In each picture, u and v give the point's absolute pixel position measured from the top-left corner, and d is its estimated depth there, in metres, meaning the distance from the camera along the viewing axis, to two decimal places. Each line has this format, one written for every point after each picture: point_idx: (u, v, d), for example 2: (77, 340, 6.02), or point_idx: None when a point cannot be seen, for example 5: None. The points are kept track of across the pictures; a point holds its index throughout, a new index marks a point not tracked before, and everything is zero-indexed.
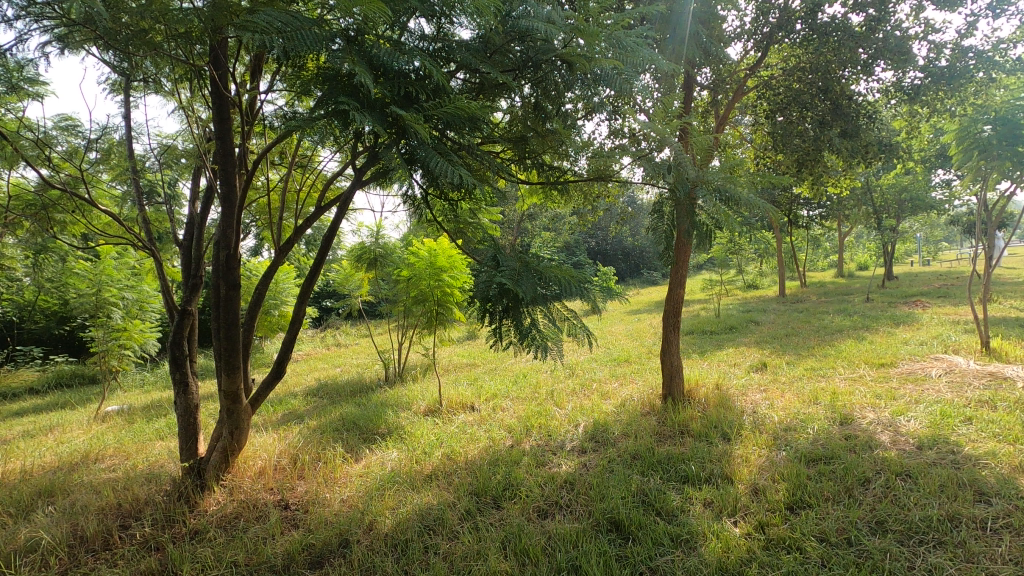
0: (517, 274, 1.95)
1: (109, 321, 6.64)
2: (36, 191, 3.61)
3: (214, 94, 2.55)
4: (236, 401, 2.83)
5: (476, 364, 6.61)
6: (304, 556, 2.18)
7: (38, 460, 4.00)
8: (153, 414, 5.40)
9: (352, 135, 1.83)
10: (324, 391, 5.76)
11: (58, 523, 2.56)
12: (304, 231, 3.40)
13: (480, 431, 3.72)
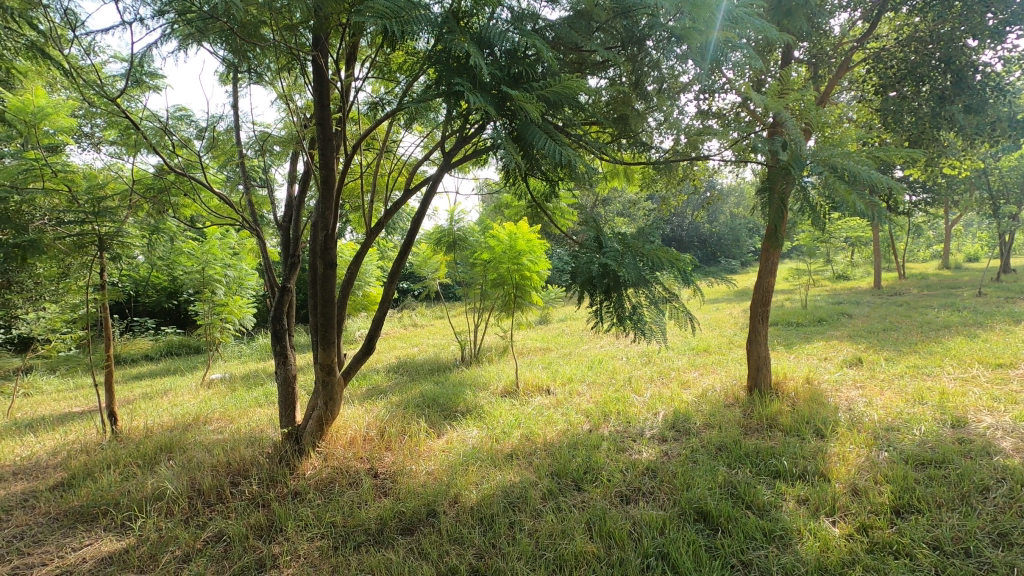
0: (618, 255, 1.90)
1: (213, 297, 7.23)
2: (155, 176, 3.97)
3: (316, 80, 2.68)
4: (331, 373, 3.00)
5: (550, 348, 6.64)
6: (396, 522, 2.29)
7: (158, 419, 4.45)
8: (252, 383, 5.84)
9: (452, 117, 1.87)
10: (404, 369, 5.99)
11: (180, 476, 2.84)
12: (393, 213, 3.51)
13: (557, 414, 3.73)
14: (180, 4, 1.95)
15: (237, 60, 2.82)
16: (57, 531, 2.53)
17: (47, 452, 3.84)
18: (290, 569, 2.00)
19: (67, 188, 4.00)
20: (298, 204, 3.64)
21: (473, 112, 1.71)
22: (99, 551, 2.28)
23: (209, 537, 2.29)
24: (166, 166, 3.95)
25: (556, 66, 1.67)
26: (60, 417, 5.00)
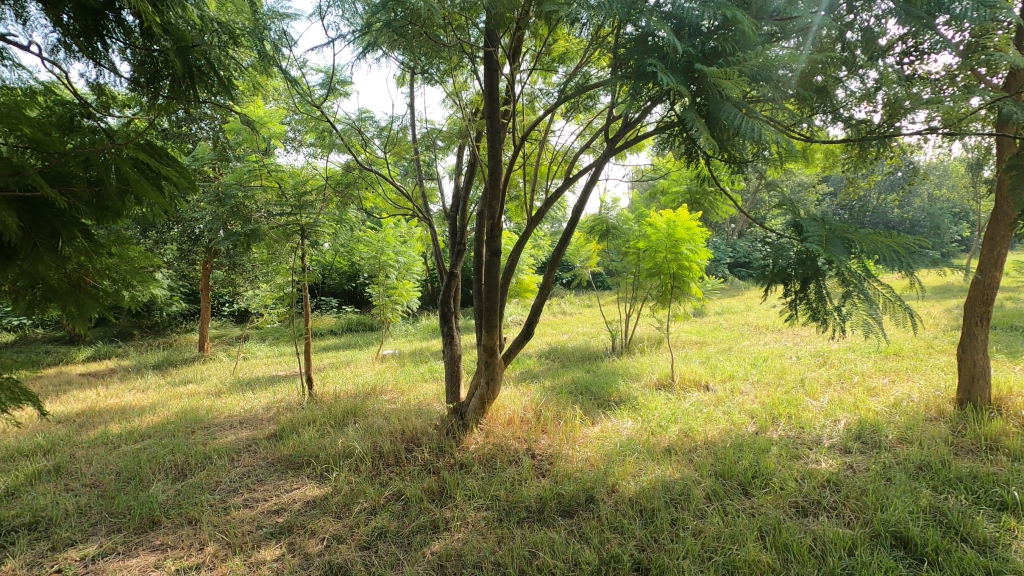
0: (822, 242, 1.71)
1: (386, 280, 8.03)
2: (343, 172, 4.49)
3: (487, 73, 2.79)
4: (493, 354, 3.15)
5: (708, 342, 6.29)
6: (555, 504, 2.34)
7: (343, 386, 5.08)
8: (418, 360, 6.39)
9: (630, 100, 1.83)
10: (555, 356, 6.11)
11: (365, 439, 3.21)
12: (553, 201, 3.55)
13: (718, 412, 3.52)
14: (374, 15, 2.15)
15: (414, 63, 3.06)
16: (274, 474, 3.02)
17: (262, 407, 4.58)
18: (460, 533, 2.16)
19: (278, 185, 4.70)
20: (464, 194, 3.86)
21: (658, 93, 1.67)
22: (305, 494, 2.67)
23: (390, 495, 2.55)
24: (352, 163, 4.45)
25: (749, 35, 1.56)
26: (270, 378, 5.94)
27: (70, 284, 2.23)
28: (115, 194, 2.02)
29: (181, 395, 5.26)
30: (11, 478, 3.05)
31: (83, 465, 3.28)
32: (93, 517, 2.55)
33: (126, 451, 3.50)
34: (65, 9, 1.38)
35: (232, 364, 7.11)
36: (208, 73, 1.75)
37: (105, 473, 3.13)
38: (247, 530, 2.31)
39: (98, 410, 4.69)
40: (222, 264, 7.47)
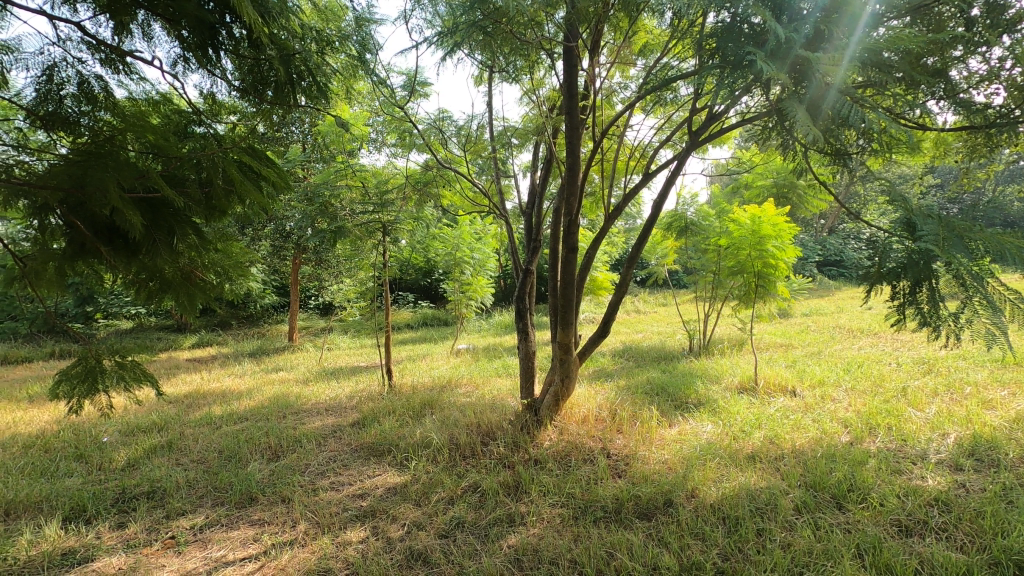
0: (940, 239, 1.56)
1: (461, 276, 8.21)
2: (423, 171, 4.63)
3: (565, 69, 2.77)
4: (568, 352, 3.13)
5: (794, 345, 5.93)
6: (633, 505, 2.30)
7: (420, 378, 5.25)
8: (491, 355, 6.49)
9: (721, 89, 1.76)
10: (629, 354, 6.00)
11: (442, 431, 3.30)
12: (632, 197, 3.48)
13: (807, 420, 3.31)
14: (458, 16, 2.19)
15: (493, 61, 3.10)
16: (358, 459, 3.18)
17: (345, 396, 4.82)
18: (536, 528, 2.17)
19: (362, 184, 4.93)
20: (541, 191, 3.86)
21: (752, 81, 1.60)
22: (387, 481, 2.79)
23: (467, 486, 2.61)
24: (431, 162, 4.58)
25: (857, 16, 1.46)
26: (352, 369, 6.23)
27: (182, 277, 2.46)
28: (223, 195, 2.18)
29: (273, 382, 5.64)
30: (132, 450, 3.40)
31: (191, 442, 3.59)
32: (201, 490, 2.79)
33: (227, 432, 3.80)
34: (186, 27, 1.50)
35: (318, 354, 7.53)
36: (306, 78, 1.85)
37: (210, 450, 3.41)
38: (334, 511, 2.44)
39: (202, 393, 5.12)
40: (310, 259, 7.93)
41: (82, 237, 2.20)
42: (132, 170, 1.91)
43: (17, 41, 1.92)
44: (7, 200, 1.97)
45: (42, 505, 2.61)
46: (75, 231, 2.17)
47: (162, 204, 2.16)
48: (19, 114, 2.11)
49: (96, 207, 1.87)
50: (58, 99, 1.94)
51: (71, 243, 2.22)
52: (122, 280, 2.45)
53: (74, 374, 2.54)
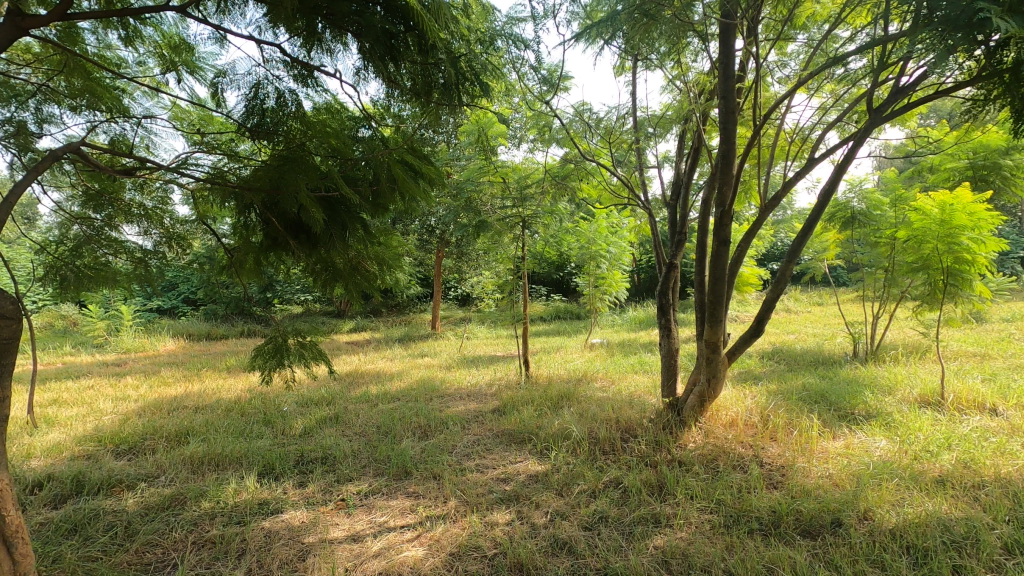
0: None
1: (596, 270, 8.16)
2: (562, 165, 4.66)
3: (722, 50, 2.59)
4: (716, 351, 2.95)
5: (993, 355, 5.03)
6: (793, 520, 2.12)
7: (556, 371, 5.32)
8: (627, 351, 6.36)
9: (926, 53, 1.54)
10: (780, 357, 5.52)
11: (581, 424, 3.31)
12: (793, 186, 3.18)
13: (1015, 445, 2.79)
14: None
15: (638, 48, 3.02)
16: (500, 445, 3.31)
17: (485, 384, 5.04)
18: (684, 532, 2.09)
19: (503, 180, 5.10)
20: (687, 182, 3.69)
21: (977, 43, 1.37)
22: (528, 468, 2.86)
23: (609, 481, 2.58)
24: (570, 155, 4.59)
25: None
26: (490, 358, 6.50)
27: (351, 268, 2.73)
28: (388, 193, 2.38)
29: (420, 366, 6.07)
30: (308, 420, 3.87)
31: (354, 417, 4.00)
32: (364, 460, 3.10)
33: (383, 409, 4.17)
34: (368, 40, 1.65)
35: (458, 342, 7.96)
36: (467, 80, 1.93)
37: (369, 425, 3.77)
38: (480, 492, 2.56)
39: (361, 373, 5.66)
40: (451, 253, 8.39)
41: (276, 232, 2.54)
42: (316, 172, 2.16)
43: (232, 65, 2.25)
44: (223, 201, 2.33)
45: (242, 460, 3.07)
46: (270, 227, 2.51)
47: (338, 201, 2.41)
48: (231, 127, 2.49)
49: (289, 206, 2.15)
50: (261, 113, 2.26)
51: (267, 238, 2.57)
52: (304, 270, 2.79)
53: (265, 351, 2.95)
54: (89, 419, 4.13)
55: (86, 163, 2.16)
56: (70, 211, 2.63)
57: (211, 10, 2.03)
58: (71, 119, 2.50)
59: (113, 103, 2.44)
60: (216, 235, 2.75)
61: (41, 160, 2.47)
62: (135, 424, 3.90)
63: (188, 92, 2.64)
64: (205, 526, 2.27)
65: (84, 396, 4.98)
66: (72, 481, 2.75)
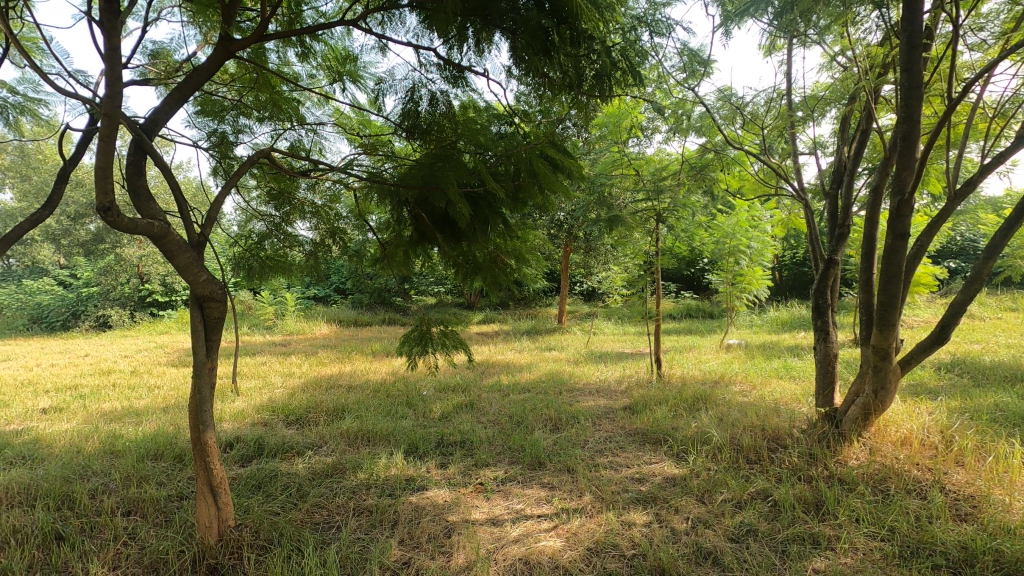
0: None
1: (734, 267, 7.65)
2: (700, 155, 4.42)
3: (904, 18, 2.26)
4: (886, 359, 2.61)
5: None
6: (992, 561, 1.81)
7: (691, 371, 5.08)
8: (769, 353, 5.89)
9: None
10: (962, 370, 4.76)
11: (722, 429, 3.12)
12: (993, 168, 2.70)
13: None
14: None
15: (794, 23, 2.76)
16: (633, 443, 3.23)
17: (614, 380, 4.97)
18: (849, 558, 1.88)
19: (637, 173, 4.96)
20: (851, 168, 3.30)
21: None
22: (664, 471, 2.76)
23: (756, 493, 2.40)
24: (710, 145, 4.33)
25: None
26: (618, 355, 6.38)
27: (490, 261, 2.81)
28: (530, 187, 2.40)
29: (548, 360, 6.14)
30: (446, 405, 4.09)
31: (487, 405, 4.15)
32: (499, 447, 3.20)
33: (514, 400, 4.28)
34: (522, 37, 1.68)
35: (585, 337, 7.93)
36: (618, 68, 1.88)
37: (502, 414, 3.89)
38: (616, 490, 2.52)
39: (491, 363, 5.87)
40: (579, 248, 8.37)
41: (424, 226, 2.70)
42: (464, 169, 2.25)
43: (390, 72, 2.43)
44: (381, 199, 2.53)
45: (390, 437, 3.33)
46: (421, 222, 2.68)
47: (482, 197, 2.49)
48: (387, 129, 2.69)
49: (438, 201, 2.27)
50: (415, 114, 2.41)
51: (417, 232, 2.74)
52: (447, 263, 2.94)
53: (412, 338, 3.16)
54: (264, 391, 4.74)
55: (271, 166, 2.47)
56: (257, 210, 3.03)
57: (375, 21, 2.20)
58: (260, 129, 2.88)
59: (290, 113, 2.77)
60: (371, 230, 3.00)
61: (235, 166, 2.87)
62: (301, 398, 4.40)
63: (349, 99, 2.91)
64: (362, 495, 2.49)
65: (260, 371, 5.73)
66: (255, 444, 3.17)
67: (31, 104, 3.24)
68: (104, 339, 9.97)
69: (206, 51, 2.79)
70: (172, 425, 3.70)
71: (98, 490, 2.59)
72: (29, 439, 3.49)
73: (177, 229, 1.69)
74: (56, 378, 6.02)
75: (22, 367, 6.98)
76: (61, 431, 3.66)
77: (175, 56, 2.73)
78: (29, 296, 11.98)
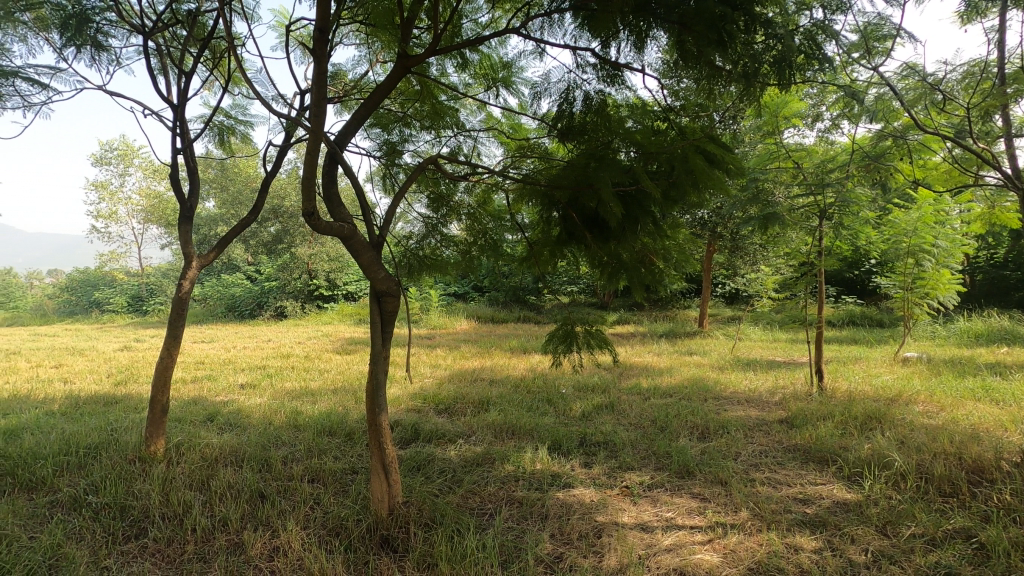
0: None
1: (914, 269, 6.68)
2: (875, 143, 3.95)
3: None
4: None
5: None
6: None
7: (859, 386, 4.53)
8: (961, 370, 5.05)
9: None
10: None
11: (906, 453, 2.74)
12: None
13: None
14: None
15: None
16: (793, 460, 2.97)
17: (766, 390, 4.60)
18: None
19: (796, 166, 4.56)
20: None
21: None
22: (833, 494, 2.50)
23: (954, 532, 2.08)
24: (887, 131, 3.83)
25: None
26: (770, 363, 5.89)
27: (637, 261, 2.73)
28: (686, 185, 2.29)
29: (689, 364, 5.86)
30: (586, 405, 4.09)
31: (628, 407, 4.07)
32: (644, 451, 3.12)
33: (656, 404, 4.15)
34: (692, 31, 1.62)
35: (729, 343, 7.44)
36: (801, 52, 1.72)
37: (644, 417, 3.80)
38: (777, 509, 2.34)
39: (629, 365, 5.75)
40: (725, 247, 7.86)
41: (573, 227, 2.71)
42: (619, 168, 2.22)
43: (545, 75, 2.48)
44: (533, 200, 2.60)
45: (534, 432, 3.42)
46: (571, 223, 2.70)
47: (634, 196, 2.43)
48: (539, 131, 2.75)
49: (591, 201, 2.27)
50: (569, 115, 2.43)
51: (565, 232, 2.77)
52: (593, 263, 2.91)
53: (558, 336, 3.21)
54: (415, 380, 5.12)
55: (434, 172, 2.65)
56: (419, 212, 3.30)
57: (534, 27, 2.26)
58: (422, 136, 3.11)
59: (450, 121, 2.97)
60: (520, 229, 3.09)
61: (400, 171, 3.13)
62: (448, 388, 4.68)
63: (502, 104, 3.03)
64: (511, 486, 2.58)
65: (410, 362, 6.19)
66: (412, 428, 3.44)
67: (238, 125, 3.83)
68: (282, 327, 11.46)
69: (377, 70, 3.10)
70: (341, 406, 4.14)
71: (289, 457, 2.99)
72: (233, 409, 4.12)
73: (362, 230, 1.89)
74: (248, 358, 7.04)
75: (223, 348, 8.27)
76: (256, 404, 4.28)
77: (350, 75, 3.06)
78: (226, 288, 14.17)
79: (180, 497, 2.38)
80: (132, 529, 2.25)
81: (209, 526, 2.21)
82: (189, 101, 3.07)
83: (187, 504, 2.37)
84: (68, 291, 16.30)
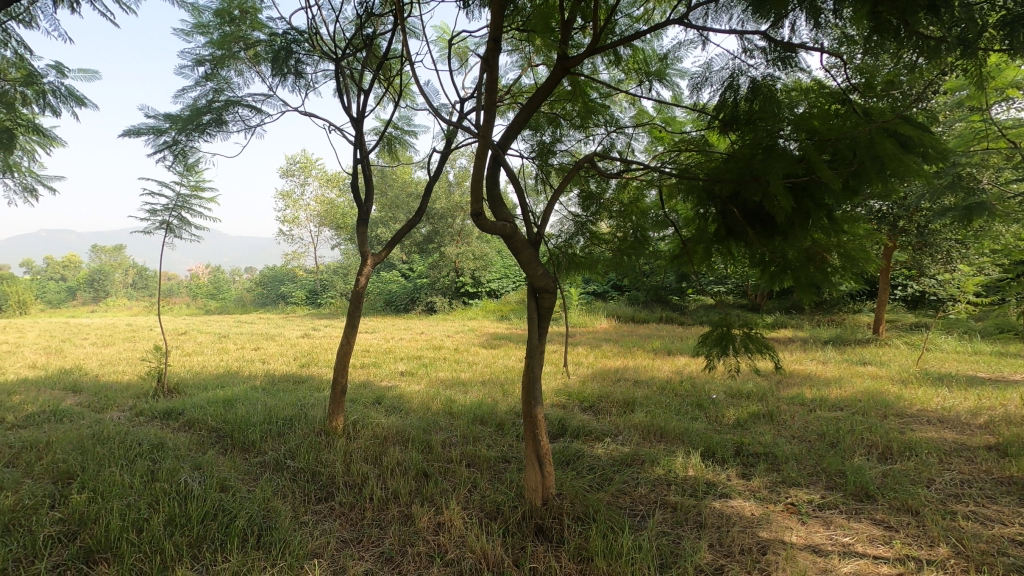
0: None
1: None
2: None
3: None
4: None
5: None
6: None
7: None
8: None
9: None
10: None
11: None
12: None
13: None
14: None
15: None
16: (1007, 495, 2.51)
17: (966, 410, 3.92)
18: None
19: (1012, 145, 3.83)
20: None
21: None
22: None
23: None
24: None
25: None
26: (969, 379, 5.02)
27: (807, 259, 2.49)
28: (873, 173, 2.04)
29: (863, 375, 5.22)
30: (741, 412, 3.84)
31: (790, 418, 3.74)
32: (812, 466, 2.85)
33: (824, 417, 3.76)
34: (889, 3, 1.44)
35: (914, 353, 6.48)
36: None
37: (810, 430, 3.46)
38: (989, 550, 1.99)
39: (790, 373, 5.27)
40: (909, 244, 6.85)
41: (733, 222, 2.55)
42: (791, 157, 2.05)
43: (706, 64, 2.37)
44: (690, 195, 2.50)
45: (684, 437, 3.29)
46: (730, 218, 2.54)
47: (806, 188, 2.23)
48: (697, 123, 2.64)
49: (757, 194, 2.12)
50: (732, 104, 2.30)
51: (724, 228, 2.62)
52: (754, 261, 2.71)
53: (713, 337, 3.04)
54: (559, 377, 5.20)
55: (587, 169, 2.67)
56: (568, 212, 3.34)
57: (696, 15, 2.18)
58: (573, 135, 3.14)
59: (602, 119, 2.97)
60: (673, 225, 2.99)
61: (552, 171, 3.20)
62: (592, 387, 4.68)
63: (655, 98, 2.96)
64: (663, 489, 2.52)
65: (552, 359, 6.30)
66: (559, 423, 3.51)
67: (404, 135, 4.20)
68: (433, 321, 12.33)
69: (531, 74, 3.20)
70: (490, 398, 4.35)
71: (447, 441, 3.21)
72: (397, 394, 4.54)
73: (523, 229, 1.96)
74: (406, 349, 7.69)
75: (383, 338, 9.12)
76: (415, 391, 4.67)
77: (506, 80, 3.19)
78: (385, 285, 15.60)
79: (358, 469, 2.69)
80: (322, 492, 2.59)
81: (383, 497, 2.46)
82: (366, 116, 3.43)
83: (364, 476, 2.66)
84: (262, 285, 19.13)
